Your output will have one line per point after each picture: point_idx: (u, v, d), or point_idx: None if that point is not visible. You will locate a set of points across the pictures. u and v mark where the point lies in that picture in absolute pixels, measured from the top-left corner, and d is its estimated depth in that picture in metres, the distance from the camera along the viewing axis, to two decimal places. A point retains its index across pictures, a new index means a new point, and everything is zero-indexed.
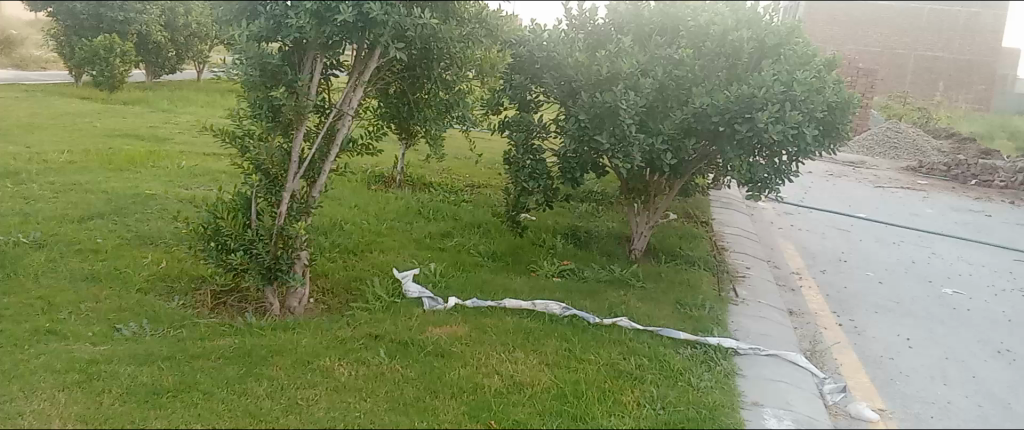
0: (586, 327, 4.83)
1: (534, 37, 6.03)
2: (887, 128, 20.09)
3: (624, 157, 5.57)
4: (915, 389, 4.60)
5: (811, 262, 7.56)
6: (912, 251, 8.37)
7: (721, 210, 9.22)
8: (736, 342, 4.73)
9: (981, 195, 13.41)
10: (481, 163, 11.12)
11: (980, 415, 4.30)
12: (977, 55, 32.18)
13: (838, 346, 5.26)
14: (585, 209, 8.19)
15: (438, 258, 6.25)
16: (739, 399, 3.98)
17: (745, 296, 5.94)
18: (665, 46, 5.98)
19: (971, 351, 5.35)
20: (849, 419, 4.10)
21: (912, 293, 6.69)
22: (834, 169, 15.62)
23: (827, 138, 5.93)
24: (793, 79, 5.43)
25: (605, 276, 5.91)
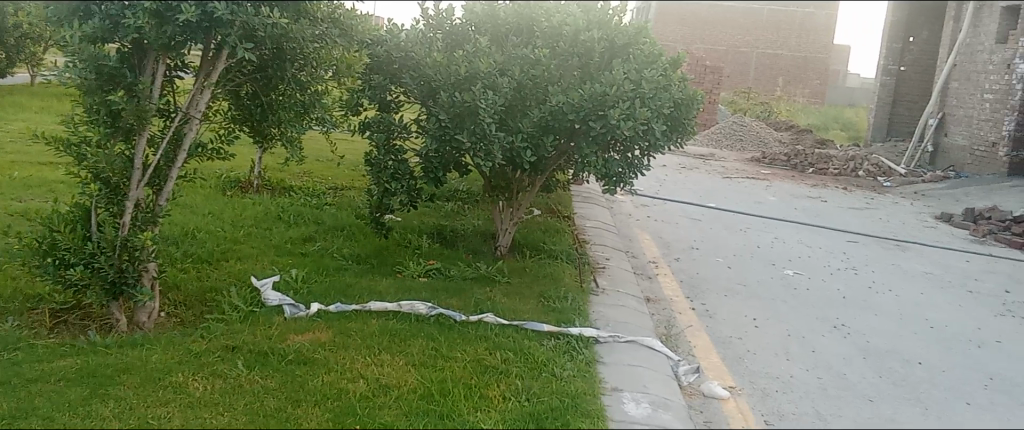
0: (452, 326, 4.86)
1: (390, 37, 5.98)
2: (733, 122, 21.32)
3: (485, 156, 5.62)
4: (762, 366, 4.93)
5: (666, 251, 7.93)
6: (758, 236, 8.93)
7: (581, 204, 9.50)
8: (596, 331, 4.89)
9: (817, 182, 14.49)
10: (343, 165, 10.93)
11: (819, 386, 4.66)
12: (809, 51, 35.10)
13: (691, 329, 5.56)
14: (450, 208, 8.22)
15: (299, 263, 6.11)
16: (600, 385, 4.12)
17: (605, 286, 6.15)
18: (521, 46, 6.12)
19: (809, 327, 5.78)
20: (702, 398, 4.36)
21: (758, 276, 7.15)
22: (687, 162, 16.41)
23: (674, 133, 6.26)
24: (641, 77, 5.74)
25: (471, 274, 5.96)
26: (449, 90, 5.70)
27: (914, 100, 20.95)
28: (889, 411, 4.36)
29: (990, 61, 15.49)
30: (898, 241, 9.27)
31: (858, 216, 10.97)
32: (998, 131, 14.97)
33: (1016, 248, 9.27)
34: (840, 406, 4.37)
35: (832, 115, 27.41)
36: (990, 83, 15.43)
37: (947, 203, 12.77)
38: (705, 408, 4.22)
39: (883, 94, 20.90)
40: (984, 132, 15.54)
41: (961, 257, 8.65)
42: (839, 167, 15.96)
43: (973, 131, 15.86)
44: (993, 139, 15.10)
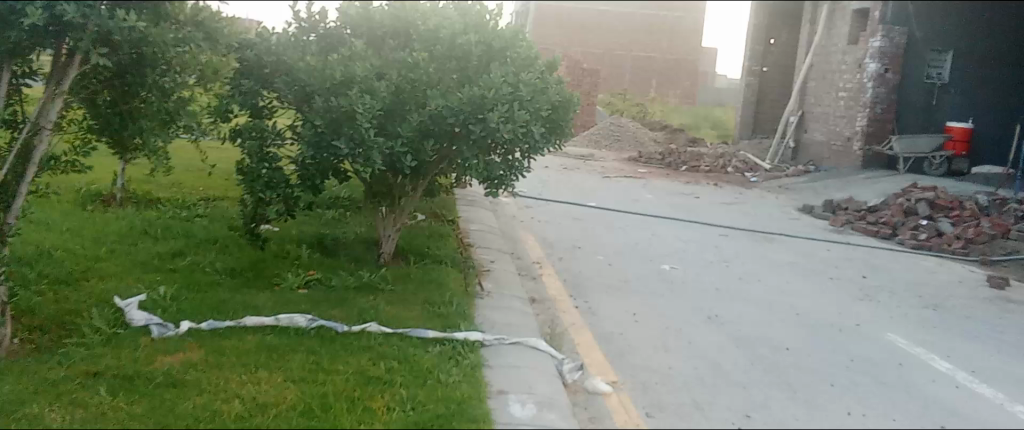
0: (334, 338, 4.73)
1: (260, 41, 5.76)
2: (611, 123, 21.88)
3: (364, 162, 5.50)
4: (643, 359, 5.06)
5: (550, 251, 8.03)
6: (638, 233, 9.20)
7: (466, 208, 9.49)
8: (482, 334, 4.88)
9: (691, 179, 15.07)
10: (215, 175, 10.47)
11: (697, 376, 4.83)
12: (679, 54, 36.55)
13: (574, 327, 5.64)
14: (332, 215, 8.04)
15: (167, 279, 5.79)
16: (486, 389, 4.11)
17: (490, 288, 6.16)
18: (399, 50, 6.06)
19: (686, 319, 5.99)
20: (586, 395, 4.44)
21: (638, 272, 7.36)
22: (568, 163, 16.71)
23: (552, 134, 6.34)
24: (519, 80, 5.78)
25: (353, 283, 5.82)
26: (325, 94, 5.54)
27: (776, 99, 22.18)
28: (761, 397, 4.57)
29: (844, 61, 16.56)
30: (766, 233, 9.77)
31: (729, 210, 11.49)
32: (852, 126, 16.05)
33: (872, 236, 9.96)
34: (716, 395, 4.55)
35: (703, 115, 28.63)
36: (844, 82, 16.51)
37: (809, 195, 13.57)
38: (589, 405, 4.30)
39: (748, 93, 22.00)
40: (839, 127, 16.62)
41: (823, 246, 9.20)
42: (710, 164, 16.68)
43: (830, 127, 16.93)
44: (848, 134, 16.18)
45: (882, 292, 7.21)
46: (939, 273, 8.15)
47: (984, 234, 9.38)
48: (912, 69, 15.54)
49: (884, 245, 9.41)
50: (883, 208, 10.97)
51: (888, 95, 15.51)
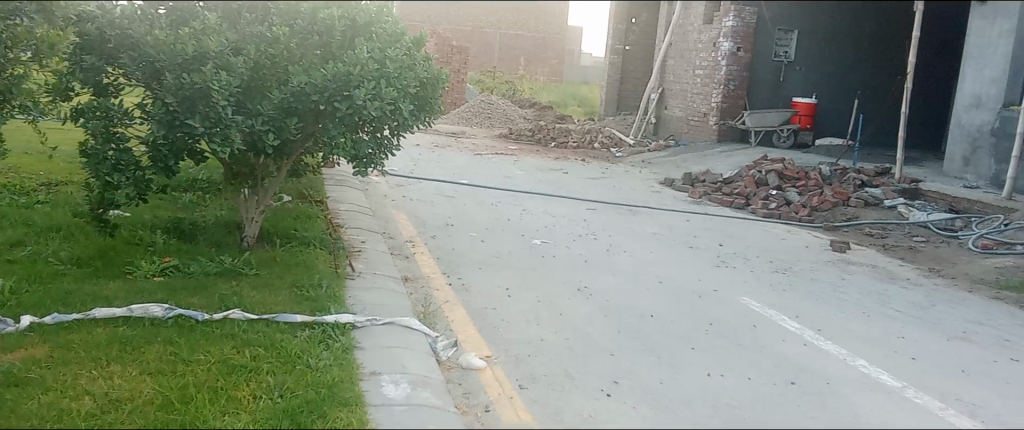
0: (194, 327, 4.50)
1: (102, 13, 5.33)
2: (481, 101, 21.90)
3: (222, 141, 5.26)
4: (516, 333, 5.12)
5: (422, 229, 7.96)
6: (508, 209, 9.28)
7: (334, 187, 9.25)
8: (353, 316, 4.78)
9: (560, 155, 15.34)
10: (57, 158, 9.68)
11: (567, 346, 4.94)
12: (547, 33, 36.83)
13: (448, 304, 5.62)
14: (190, 198, 7.62)
15: (5, 271, 5.33)
16: (358, 371, 4.03)
17: (361, 269, 6.05)
18: (256, 24, 5.70)
19: (557, 292, 6.11)
20: (461, 371, 4.45)
21: (510, 247, 7.43)
22: (439, 141, 16.62)
23: (421, 112, 6.27)
24: (385, 56, 5.67)
25: (213, 268, 5.56)
26: (176, 71, 5.19)
27: (638, 77, 22.86)
28: (628, 363, 4.73)
29: (700, 40, 17.27)
30: (630, 206, 10.10)
31: (596, 185, 11.77)
32: (709, 102, 16.82)
33: (727, 206, 10.50)
34: (586, 363, 4.68)
35: (570, 92, 29.10)
36: (700, 60, 17.24)
37: (670, 169, 14.14)
38: (464, 381, 4.31)
39: (612, 71, 22.60)
40: (696, 104, 17.38)
41: (683, 217, 9.61)
42: (578, 140, 17.05)
43: (688, 103, 17.66)
44: (704, 110, 16.94)
45: (737, 259, 7.63)
46: (788, 239, 8.70)
47: (827, 202, 10.09)
48: (761, 47, 16.39)
49: (739, 215, 9.95)
50: (737, 180, 11.57)
51: (740, 72, 16.33)
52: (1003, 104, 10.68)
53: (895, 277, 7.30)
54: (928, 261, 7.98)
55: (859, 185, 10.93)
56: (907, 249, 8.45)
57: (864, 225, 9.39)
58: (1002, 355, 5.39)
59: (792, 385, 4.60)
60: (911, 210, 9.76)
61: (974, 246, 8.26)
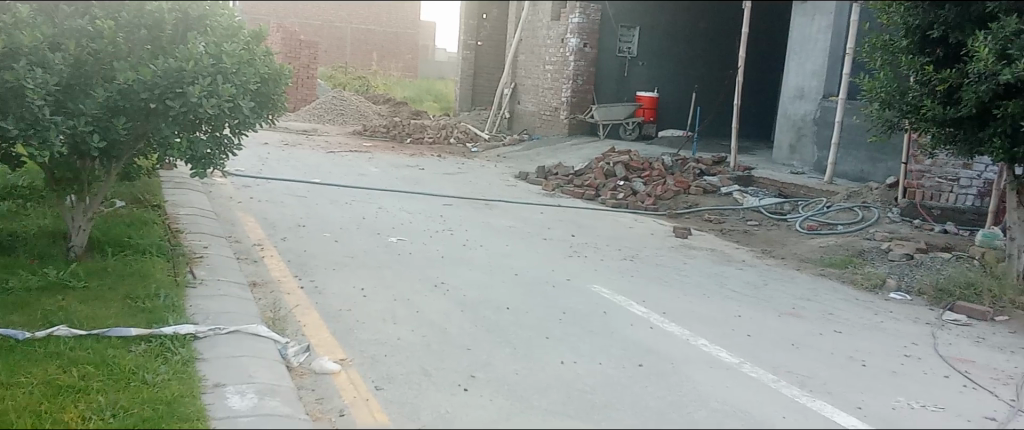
0: (12, 348, 4.15)
1: None
2: (333, 98, 21.35)
3: (40, 144, 4.87)
4: (371, 334, 5.04)
5: (271, 232, 7.66)
6: (361, 208, 9.11)
7: (174, 191, 8.74)
8: (194, 326, 4.53)
9: (415, 151, 15.22)
10: None
11: (424, 344, 4.91)
12: (400, 29, 36.28)
13: (299, 308, 5.45)
14: (7, 207, 6.96)
15: None
16: (200, 384, 3.83)
17: (204, 276, 5.76)
18: (75, 17, 5.18)
19: (413, 289, 6.07)
20: (314, 376, 4.32)
21: (364, 247, 7.30)
22: (289, 139, 16.06)
23: (263, 109, 6.05)
24: (221, 51, 5.37)
25: (35, 282, 5.12)
26: None
27: (491, 72, 23.07)
28: (485, 356, 4.76)
29: (549, 36, 17.65)
30: (486, 200, 10.17)
31: (452, 180, 11.78)
32: (559, 97, 17.22)
33: (579, 198, 10.80)
34: (443, 359, 4.67)
35: (425, 87, 28.91)
36: (550, 55, 17.60)
37: (524, 163, 14.37)
38: (317, 386, 4.19)
39: (465, 67, 22.68)
40: (547, 98, 17.74)
41: (536, 210, 9.80)
42: (433, 135, 16.99)
43: (540, 98, 17.98)
44: (555, 104, 17.33)
45: (588, 248, 7.87)
46: (636, 227, 9.06)
47: (670, 191, 10.59)
48: (606, 44, 17.01)
49: (589, 205, 10.26)
50: (588, 172, 11.92)
51: (587, 68, 16.87)
52: (823, 96, 11.59)
53: (732, 259, 7.77)
54: (761, 243, 8.55)
55: (699, 174, 11.55)
56: (742, 233, 9.01)
57: (705, 212, 9.94)
58: (826, 327, 5.85)
59: (639, 367, 4.79)
60: (745, 196, 10.41)
61: (801, 227, 8.92)
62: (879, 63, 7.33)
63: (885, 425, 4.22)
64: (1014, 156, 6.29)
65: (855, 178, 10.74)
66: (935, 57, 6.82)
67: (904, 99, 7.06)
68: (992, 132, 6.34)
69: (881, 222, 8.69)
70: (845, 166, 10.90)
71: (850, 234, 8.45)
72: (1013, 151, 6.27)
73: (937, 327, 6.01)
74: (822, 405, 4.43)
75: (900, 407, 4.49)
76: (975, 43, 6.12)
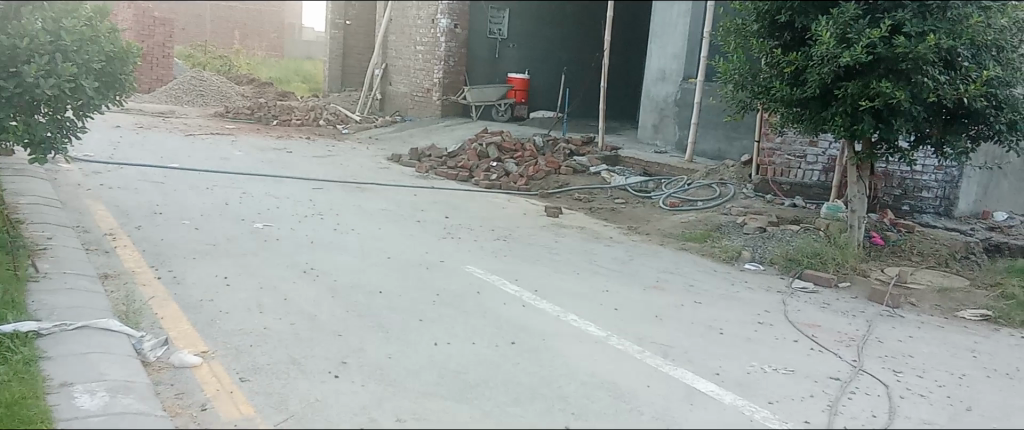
0: None
1: None
2: (191, 78, 20.27)
3: None
4: (235, 324, 4.85)
5: (125, 220, 7.22)
6: (224, 193, 8.72)
7: (12, 178, 8.07)
8: (37, 323, 4.22)
9: (282, 133, 14.71)
10: None
11: (292, 332, 4.78)
12: (264, 5, 34.80)
13: (155, 300, 5.17)
14: None
15: None
16: (44, 384, 3.58)
17: (49, 269, 5.37)
18: None
19: (281, 276, 5.89)
20: (172, 371, 4.13)
21: (227, 233, 7.01)
22: (143, 121, 15.13)
23: (110, 90, 5.66)
24: (60, 27, 5.03)
25: None
26: None
27: (361, 52, 22.58)
28: (356, 342, 4.69)
29: (418, 16, 17.43)
30: (357, 183, 9.99)
31: (321, 163, 11.47)
32: (431, 78, 17.03)
33: (452, 179, 10.81)
34: (313, 347, 4.56)
35: (292, 66, 27.93)
36: (420, 36, 17.34)
37: (396, 145, 14.20)
38: (176, 381, 4.01)
39: (334, 46, 22.09)
40: (418, 79, 17.56)
41: (409, 192, 9.70)
42: (301, 117, 16.49)
43: (411, 79, 17.73)
44: (427, 85, 17.18)
45: (461, 229, 7.89)
46: (508, 207, 9.15)
47: (541, 171, 10.75)
48: (476, 25, 16.96)
49: (461, 187, 10.27)
50: (460, 153, 11.92)
51: (457, 49, 16.78)
52: (683, 78, 12.07)
53: (600, 236, 8.00)
54: (628, 220, 8.84)
55: (568, 154, 11.78)
56: (610, 211, 9.29)
57: (575, 191, 10.17)
58: (688, 298, 6.14)
59: (512, 345, 4.86)
60: (613, 175, 10.72)
61: (664, 204, 9.29)
62: (732, 46, 7.69)
63: (741, 389, 4.48)
64: (852, 134, 6.76)
65: (714, 156, 11.28)
66: (783, 41, 7.24)
67: (755, 81, 7.49)
68: (834, 111, 6.78)
69: (737, 198, 9.19)
70: (704, 145, 11.42)
71: (709, 210, 8.89)
72: (852, 128, 6.72)
73: (787, 294, 6.44)
74: (683, 373, 4.64)
75: (753, 371, 4.78)
76: (818, 28, 6.52)
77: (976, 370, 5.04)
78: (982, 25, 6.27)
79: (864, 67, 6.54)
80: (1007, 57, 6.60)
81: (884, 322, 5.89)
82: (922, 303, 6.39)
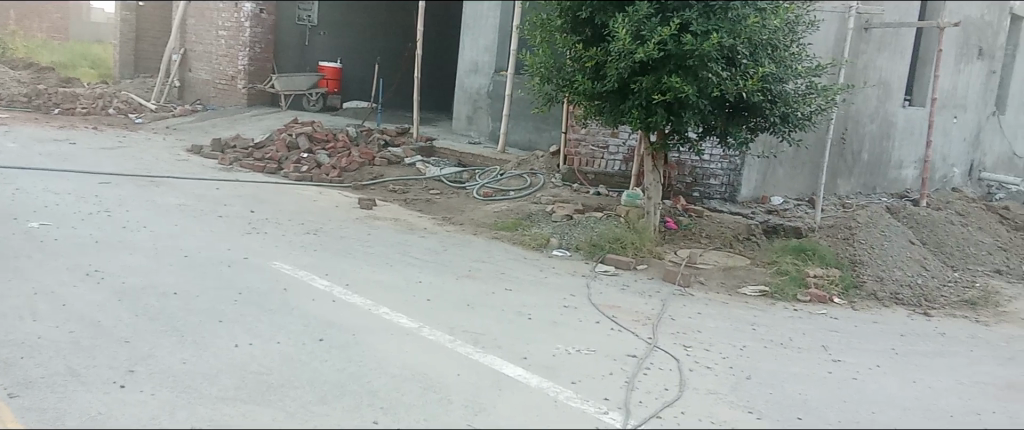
0: None
1: None
2: None
3: None
4: (3, 335, 4.40)
5: None
6: None
7: None
8: None
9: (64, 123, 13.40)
10: None
11: (71, 341, 4.39)
12: None
13: None
14: None
15: None
16: None
17: None
18: None
19: (60, 280, 5.38)
20: None
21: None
22: None
23: None
24: None
25: None
26: None
27: None
28: (146, 348, 4.39)
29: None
30: (152, 176, 9.32)
31: (111, 156, 10.58)
32: (235, 65, 16.16)
33: (259, 172, 10.38)
34: (95, 356, 4.21)
35: None
36: (222, 20, 16.36)
37: (197, 136, 13.39)
38: None
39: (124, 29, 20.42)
40: (220, 66, 16.56)
41: (211, 185, 9.17)
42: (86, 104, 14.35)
43: (212, 66, 16.70)
44: (231, 73, 16.22)
45: (268, 223, 7.58)
46: (319, 200, 8.91)
47: (354, 162, 10.54)
48: (285, 11, 16.43)
49: (270, 179, 9.87)
50: (268, 144, 11.43)
51: (265, 35, 16.20)
52: (494, 70, 12.32)
53: (413, 227, 7.99)
54: (441, 211, 8.89)
55: (382, 145, 11.65)
56: (424, 202, 9.30)
57: (388, 182, 10.08)
58: (498, 286, 6.28)
59: (320, 342, 4.73)
60: (427, 166, 10.73)
61: (477, 194, 9.43)
62: (538, 40, 7.92)
63: (546, 372, 4.64)
64: (648, 126, 7.21)
65: (524, 147, 11.60)
66: (585, 36, 7.52)
67: (559, 74, 7.77)
68: (631, 104, 7.19)
69: (546, 188, 9.52)
70: (516, 136, 11.70)
71: (520, 199, 9.14)
72: (647, 120, 7.17)
73: (591, 278, 6.76)
74: (492, 359, 4.75)
75: (559, 354, 4.97)
76: (614, 24, 6.86)
77: (756, 342, 5.54)
78: (757, 26, 6.85)
79: (656, 62, 6.97)
80: (780, 56, 7.26)
81: (677, 301, 6.34)
82: (710, 281, 6.95)
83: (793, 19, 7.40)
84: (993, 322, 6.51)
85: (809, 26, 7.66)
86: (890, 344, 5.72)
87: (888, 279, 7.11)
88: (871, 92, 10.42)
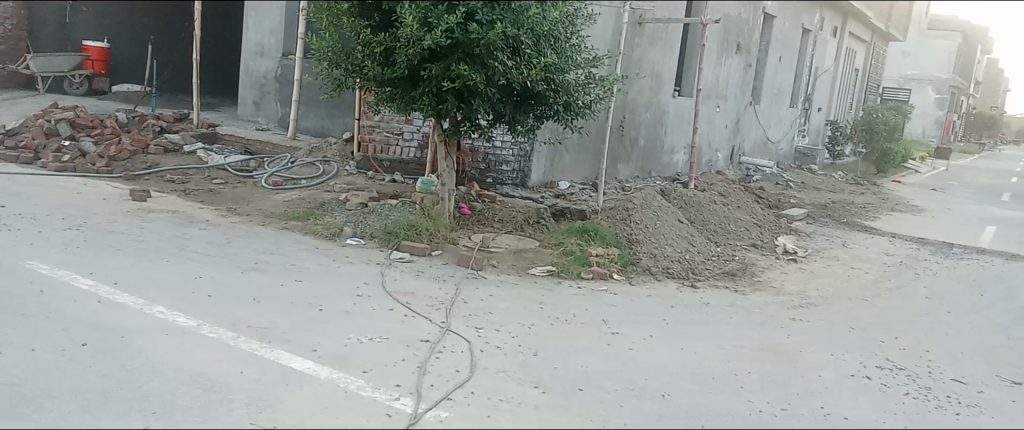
0: None
1: None
2: None
3: None
4: None
5: None
6: None
7: None
8: None
9: None
10: None
11: None
12: None
13: None
14: None
15: None
16: None
17: None
18: None
19: None
20: None
21: None
22: None
23: None
24: None
25: None
26: None
27: None
28: None
29: None
30: None
31: None
32: None
33: (11, 162, 9.32)
34: None
35: None
36: None
37: None
38: None
39: None
40: None
41: None
42: None
43: None
44: None
45: (21, 219, 6.82)
46: (84, 193, 8.13)
47: (126, 151, 9.74)
48: None
49: (24, 170, 8.88)
50: (22, 131, 10.26)
51: (15, 9, 14.45)
52: (282, 53, 11.86)
53: (194, 220, 7.52)
54: (227, 201, 8.45)
55: (158, 132, 10.82)
56: (207, 192, 8.79)
57: (166, 172, 9.40)
58: (286, 278, 6.08)
59: (83, 347, 4.34)
60: (209, 154, 10.14)
61: (266, 184, 9.04)
62: (325, 23, 7.71)
63: (336, 363, 4.56)
64: (438, 112, 7.27)
65: (316, 134, 11.29)
66: (372, 21, 7.41)
67: (348, 60, 7.64)
68: (422, 91, 7.21)
69: (339, 176, 9.33)
70: (307, 122, 11.36)
71: (312, 188, 8.89)
72: (438, 107, 7.23)
73: (385, 266, 6.73)
74: (278, 354, 4.59)
75: (350, 343, 4.91)
76: (401, 11, 6.83)
77: (542, 319, 5.79)
78: (538, 16, 7.10)
79: (445, 50, 7.03)
80: (561, 47, 7.58)
81: (469, 285, 6.47)
82: (502, 264, 7.16)
83: (573, 12, 7.75)
84: (749, 290, 7.25)
85: (587, 19, 8.05)
86: (662, 315, 6.21)
87: (660, 256, 7.70)
88: (645, 82, 11.13)
